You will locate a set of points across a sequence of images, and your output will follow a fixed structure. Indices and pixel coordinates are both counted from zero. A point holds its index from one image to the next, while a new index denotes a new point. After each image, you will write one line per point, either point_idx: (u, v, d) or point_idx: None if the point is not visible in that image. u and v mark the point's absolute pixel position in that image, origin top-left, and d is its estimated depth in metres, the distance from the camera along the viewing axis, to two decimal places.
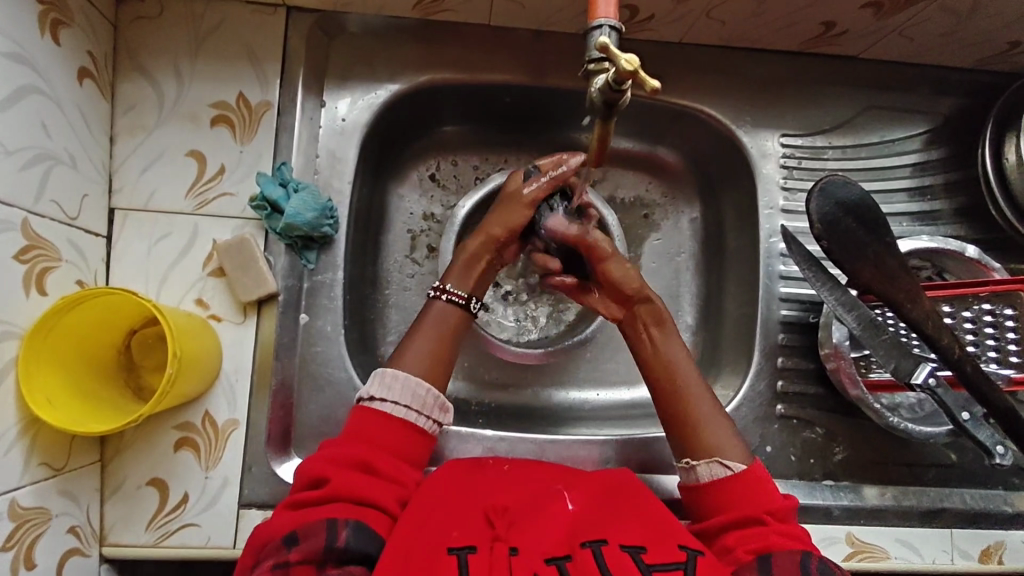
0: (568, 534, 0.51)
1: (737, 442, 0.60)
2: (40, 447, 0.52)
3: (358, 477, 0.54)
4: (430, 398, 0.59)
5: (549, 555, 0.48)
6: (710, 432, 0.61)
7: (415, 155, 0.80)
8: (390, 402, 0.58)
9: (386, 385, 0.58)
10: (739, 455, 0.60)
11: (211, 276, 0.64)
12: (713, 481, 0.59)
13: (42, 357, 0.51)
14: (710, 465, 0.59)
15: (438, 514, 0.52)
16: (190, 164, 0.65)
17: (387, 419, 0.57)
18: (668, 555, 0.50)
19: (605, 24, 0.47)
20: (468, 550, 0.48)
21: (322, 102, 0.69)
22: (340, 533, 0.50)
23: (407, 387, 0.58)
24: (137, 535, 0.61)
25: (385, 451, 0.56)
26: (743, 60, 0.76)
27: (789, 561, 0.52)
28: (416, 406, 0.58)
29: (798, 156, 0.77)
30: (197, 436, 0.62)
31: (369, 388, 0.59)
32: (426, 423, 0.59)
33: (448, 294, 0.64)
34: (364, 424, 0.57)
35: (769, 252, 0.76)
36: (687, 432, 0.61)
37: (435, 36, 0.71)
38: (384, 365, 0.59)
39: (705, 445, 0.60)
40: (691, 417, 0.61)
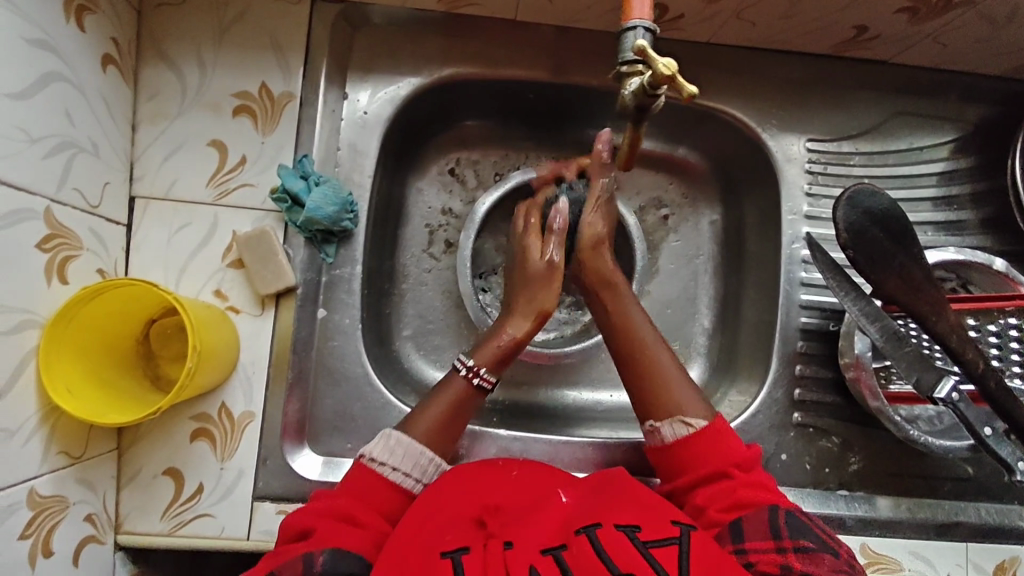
0: (561, 525, 0.51)
1: (697, 400, 0.61)
2: (59, 436, 0.52)
3: (338, 523, 0.53)
4: (429, 465, 0.60)
5: (544, 547, 0.48)
6: (667, 392, 0.61)
7: (435, 148, 0.80)
8: (389, 467, 0.58)
9: (390, 449, 0.58)
10: (700, 412, 0.60)
11: (230, 267, 0.63)
12: (677, 440, 0.59)
13: (62, 347, 0.51)
14: (673, 424, 0.59)
15: (433, 523, 0.52)
16: (211, 153, 0.64)
17: (381, 482, 0.57)
18: (663, 532, 0.48)
19: (640, 26, 0.46)
20: (463, 552, 0.47)
21: (345, 94, 0.68)
22: (318, 558, 0.48)
23: (410, 451, 0.59)
24: (152, 524, 0.61)
25: (367, 503, 0.55)
26: (771, 61, 0.75)
27: (759, 519, 0.50)
28: (415, 474, 0.59)
29: (824, 161, 0.76)
30: (214, 427, 0.62)
31: (370, 449, 0.58)
32: (420, 488, 0.59)
33: (479, 378, 0.63)
34: (360, 483, 0.56)
35: (791, 258, 0.75)
36: (648, 395, 0.62)
37: (459, 30, 0.70)
38: (389, 429, 0.59)
39: (669, 406, 0.60)
40: (658, 382, 0.62)
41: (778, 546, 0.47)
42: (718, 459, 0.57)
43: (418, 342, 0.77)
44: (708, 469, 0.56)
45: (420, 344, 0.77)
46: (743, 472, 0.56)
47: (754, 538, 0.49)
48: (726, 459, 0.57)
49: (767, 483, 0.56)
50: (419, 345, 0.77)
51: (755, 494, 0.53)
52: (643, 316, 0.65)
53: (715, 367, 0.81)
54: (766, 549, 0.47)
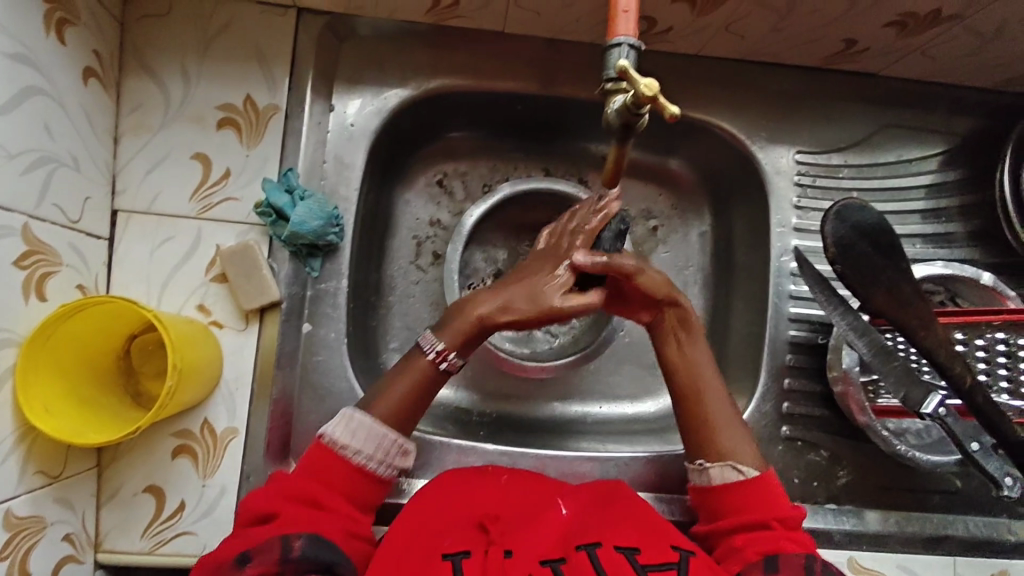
0: (563, 535, 0.52)
1: (751, 449, 0.60)
2: (37, 455, 0.51)
3: (303, 509, 0.53)
4: (393, 446, 0.57)
5: (543, 558, 0.49)
6: (721, 434, 0.60)
7: (423, 160, 0.79)
8: (352, 449, 0.56)
9: (351, 431, 0.56)
10: (753, 460, 0.59)
11: (213, 281, 0.63)
12: (726, 485, 0.58)
13: (38, 366, 0.50)
14: (722, 468, 0.59)
15: (435, 530, 0.52)
16: (195, 166, 0.64)
17: (345, 466, 0.55)
18: (662, 555, 0.50)
19: (624, 43, 0.46)
20: (463, 554, 0.48)
21: (331, 106, 0.68)
22: (294, 543, 0.48)
23: (371, 434, 0.56)
24: (132, 542, 0.60)
25: (330, 486, 0.55)
26: (759, 74, 0.75)
27: (795, 563, 0.52)
28: (378, 454, 0.56)
29: (812, 174, 0.76)
30: (195, 444, 0.62)
31: (332, 429, 0.56)
32: (387, 471, 0.57)
33: (447, 362, 0.59)
34: (324, 466, 0.55)
35: (779, 271, 0.75)
36: (702, 436, 0.61)
37: (447, 42, 0.70)
38: (351, 410, 0.56)
39: (722, 450, 0.59)
40: (712, 427, 0.60)
41: None
42: (765, 510, 0.56)
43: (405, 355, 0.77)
44: (752, 517, 0.56)
45: None
46: (786, 526, 0.56)
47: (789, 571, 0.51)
48: (771, 511, 0.56)
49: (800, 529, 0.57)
50: None
51: (797, 547, 0.54)
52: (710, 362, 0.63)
53: None
54: None
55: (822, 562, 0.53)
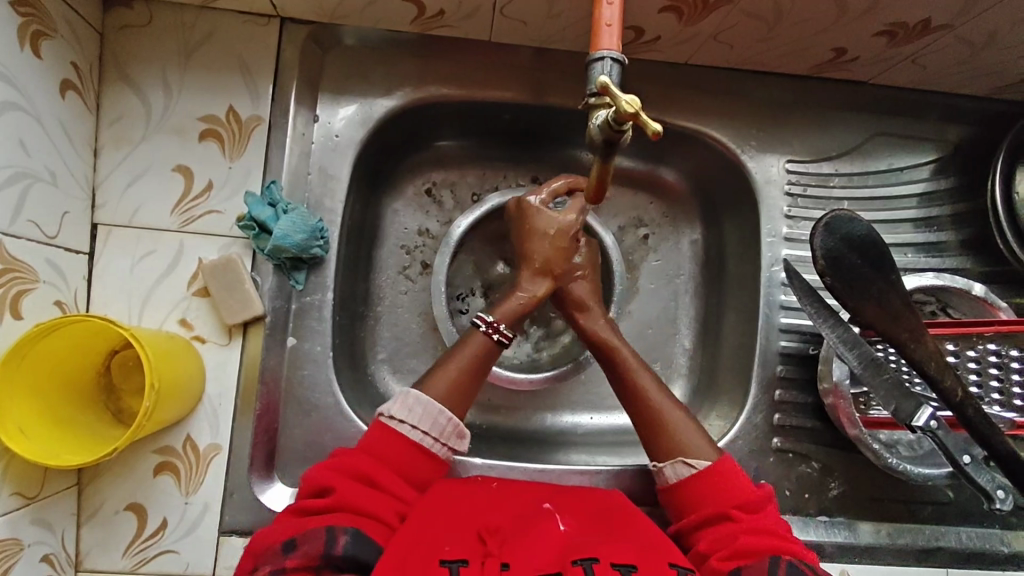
0: (563, 548, 0.50)
1: (704, 441, 0.61)
2: (13, 476, 0.50)
3: (358, 486, 0.55)
4: (450, 427, 0.60)
5: (540, 573, 0.47)
6: (669, 430, 0.62)
7: (411, 169, 0.79)
8: (409, 425, 0.59)
9: (408, 407, 0.59)
10: (704, 452, 0.60)
11: (196, 296, 0.62)
12: (681, 480, 0.59)
13: (13, 387, 0.49)
14: (675, 465, 0.60)
15: (432, 532, 0.51)
16: (177, 179, 0.63)
17: (404, 442, 0.58)
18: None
19: (607, 57, 0.46)
20: (461, 562, 0.47)
21: (315, 117, 0.67)
22: (339, 539, 0.50)
23: (427, 411, 0.59)
24: (114, 561, 0.59)
25: (388, 465, 0.57)
26: (749, 82, 0.74)
27: (755, 568, 0.51)
28: (434, 433, 0.59)
29: (803, 183, 0.75)
30: (177, 460, 0.61)
31: (389, 407, 0.59)
32: (440, 449, 0.59)
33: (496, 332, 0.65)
34: (383, 443, 0.58)
35: (770, 281, 0.74)
36: (652, 434, 0.62)
37: (434, 52, 0.69)
38: (410, 388, 0.60)
39: (674, 445, 0.61)
40: (659, 423, 0.62)
41: None
42: (724, 500, 0.57)
43: (393, 366, 0.76)
44: (711, 509, 0.57)
45: (395, 368, 0.76)
46: (746, 513, 0.56)
47: None
48: (728, 501, 0.56)
49: (772, 521, 0.55)
50: (394, 369, 0.76)
51: (757, 541, 0.53)
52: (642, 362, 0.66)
53: (695, 389, 0.80)
54: None
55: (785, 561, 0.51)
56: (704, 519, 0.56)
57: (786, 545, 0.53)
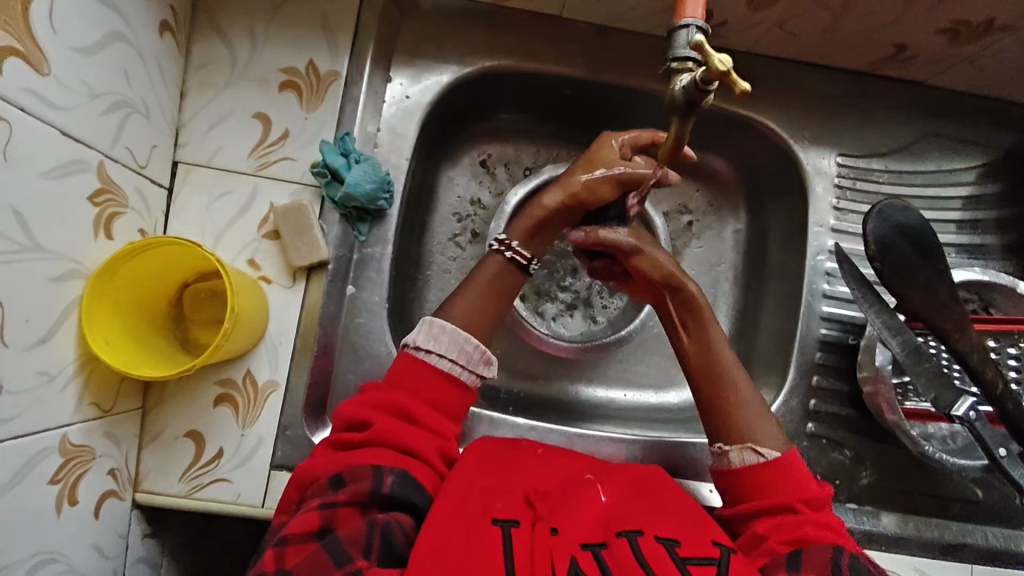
0: (604, 520, 0.54)
1: (774, 430, 0.60)
2: (93, 387, 0.52)
3: (396, 420, 0.55)
4: (476, 353, 0.60)
5: (585, 542, 0.51)
6: (743, 416, 0.61)
7: (469, 138, 0.82)
8: (435, 354, 0.59)
9: (433, 336, 0.59)
10: (773, 442, 0.59)
11: (266, 238, 0.64)
12: (745, 466, 0.59)
13: (101, 300, 0.52)
14: (742, 450, 0.59)
15: (485, 484, 0.55)
16: (255, 125, 0.66)
17: (429, 369, 0.58)
18: (702, 550, 0.51)
19: (693, 24, 0.47)
20: (512, 524, 0.51)
21: (389, 78, 0.70)
22: (386, 480, 0.51)
23: (453, 338, 0.59)
24: (171, 485, 0.62)
25: (421, 396, 0.57)
26: (806, 75, 0.76)
27: (820, 556, 0.51)
28: (461, 360, 0.59)
29: (852, 177, 0.77)
30: (237, 393, 0.63)
31: (415, 337, 0.60)
32: (469, 377, 0.59)
33: (512, 251, 0.65)
34: (412, 374, 0.58)
35: (815, 270, 0.75)
36: (721, 418, 0.61)
37: (505, 25, 0.72)
38: (431, 317, 0.60)
39: (745, 432, 0.60)
40: (732, 407, 0.61)
41: None
42: (790, 492, 0.57)
43: None
44: (777, 499, 0.56)
45: None
46: (811, 508, 0.56)
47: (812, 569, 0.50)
48: (796, 494, 0.56)
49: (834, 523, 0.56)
50: None
51: (823, 534, 0.53)
52: (722, 338, 0.65)
53: None
54: None
55: (849, 557, 0.51)
56: (768, 507, 0.56)
57: (842, 541, 0.54)
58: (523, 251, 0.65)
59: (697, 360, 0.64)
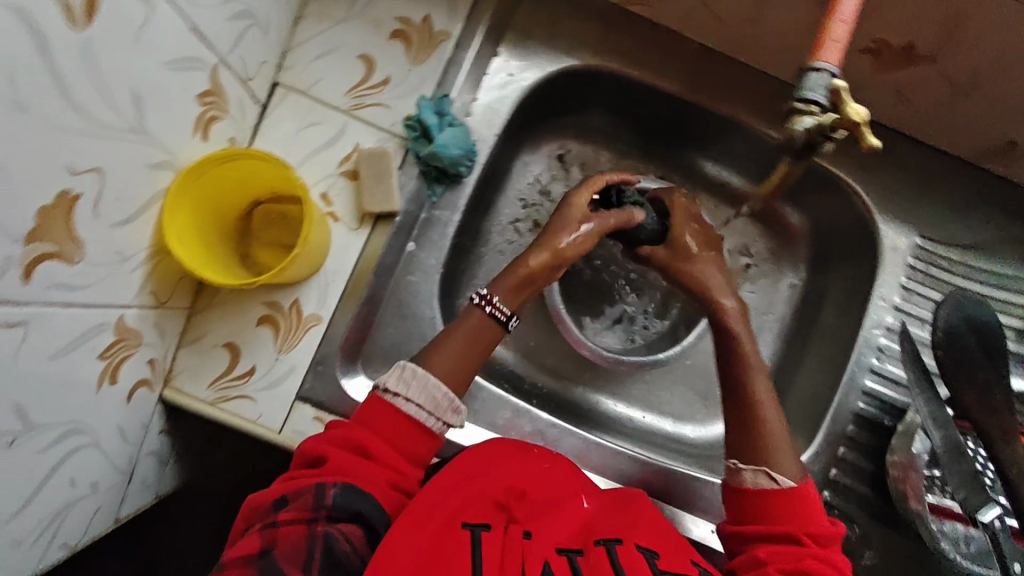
0: (582, 529, 0.55)
1: (791, 457, 0.59)
2: (155, 278, 0.53)
3: (352, 456, 0.53)
4: (445, 402, 0.57)
5: (560, 547, 0.51)
6: (765, 437, 0.60)
7: (554, 129, 0.82)
8: (403, 398, 0.56)
9: (404, 380, 0.56)
10: (791, 471, 0.58)
11: (343, 175, 0.65)
12: (757, 489, 0.58)
13: (186, 197, 0.53)
14: (756, 472, 0.58)
15: (461, 487, 0.54)
16: (359, 66, 0.66)
17: (397, 416, 0.55)
18: (682, 566, 0.53)
19: (826, 69, 0.46)
20: (483, 527, 0.50)
21: (497, 52, 0.70)
22: (328, 490, 0.49)
23: (425, 384, 0.56)
24: (198, 389, 0.63)
25: (383, 433, 0.55)
26: (905, 148, 0.75)
27: None
28: (428, 408, 0.56)
29: (925, 261, 0.75)
30: (280, 317, 0.64)
31: (386, 379, 0.57)
32: (434, 424, 0.56)
33: (491, 306, 0.63)
34: (377, 415, 0.55)
35: (866, 342, 0.73)
36: (745, 438, 0.61)
37: (621, 26, 0.72)
38: (404, 360, 0.57)
39: (762, 454, 0.59)
40: (759, 428, 0.61)
41: None
42: (798, 523, 0.55)
43: None
44: (785, 528, 0.55)
45: None
46: (817, 543, 0.55)
47: None
48: (805, 526, 0.55)
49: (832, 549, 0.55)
50: None
51: (821, 570, 0.53)
52: (760, 366, 0.65)
53: None
54: None
55: None
56: (776, 534, 0.55)
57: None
58: (501, 307, 0.63)
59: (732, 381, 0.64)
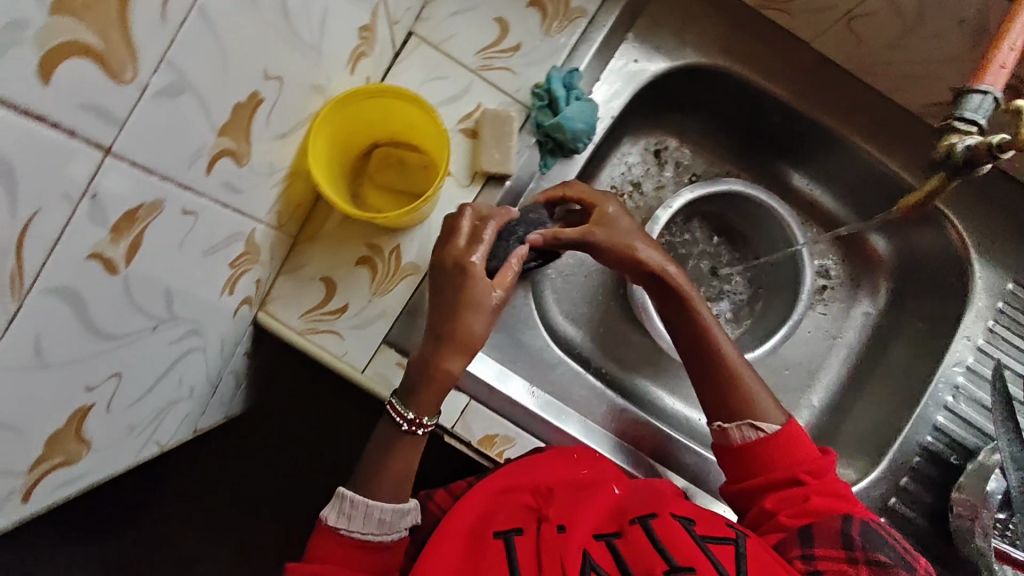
0: (618, 510, 0.55)
1: (772, 403, 0.61)
2: (282, 199, 0.54)
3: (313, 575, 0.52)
4: (395, 512, 0.57)
5: (598, 533, 0.52)
6: (744, 393, 0.61)
7: (658, 122, 0.82)
8: (347, 529, 0.56)
9: (345, 511, 0.56)
10: (774, 416, 0.60)
11: (462, 132, 0.66)
12: (746, 443, 0.60)
13: (327, 125, 0.54)
14: (741, 426, 0.60)
15: (492, 504, 0.57)
16: (493, 28, 0.66)
17: (347, 540, 0.55)
18: (718, 531, 0.51)
19: (989, 92, 0.47)
20: (514, 532, 0.53)
21: (625, 38, 0.72)
22: None
23: (366, 512, 0.56)
24: (290, 318, 0.64)
25: (338, 562, 0.54)
26: (1007, 193, 0.75)
27: (831, 530, 0.52)
28: (375, 529, 0.56)
29: (1018, 307, 0.74)
30: (379, 261, 0.65)
31: (329, 515, 0.56)
32: (387, 541, 0.56)
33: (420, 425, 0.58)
34: (327, 550, 0.55)
35: (945, 378, 0.73)
36: (726, 396, 0.62)
37: (748, 31, 0.73)
38: (343, 488, 0.57)
39: (747, 408, 0.61)
40: (734, 385, 0.61)
41: (848, 557, 0.50)
42: (791, 464, 0.58)
43: (556, 285, 0.80)
44: (781, 473, 0.57)
45: (557, 287, 0.80)
46: (814, 479, 0.57)
47: (825, 547, 0.52)
48: (799, 465, 0.57)
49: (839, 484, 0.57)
50: (556, 288, 0.80)
51: (828, 504, 0.54)
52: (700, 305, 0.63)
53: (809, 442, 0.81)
54: (837, 560, 0.50)
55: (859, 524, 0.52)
56: (772, 481, 0.57)
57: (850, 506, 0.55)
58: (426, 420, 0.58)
59: (692, 340, 0.64)
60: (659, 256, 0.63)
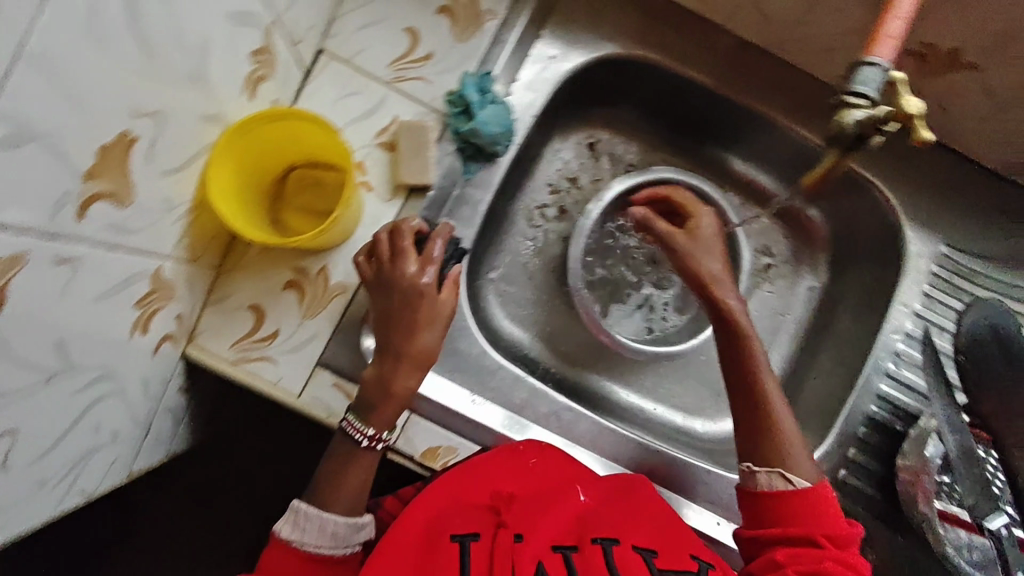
0: (576, 524, 0.55)
1: (803, 450, 0.58)
2: (192, 231, 0.53)
3: None
4: (349, 524, 0.57)
5: (555, 544, 0.52)
6: (791, 444, 0.58)
7: (586, 117, 0.82)
8: (303, 541, 0.55)
9: (302, 526, 0.56)
10: (806, 472, 0.56)
11: (380, 146, 0.65)
12: (772, 492, 0.56)
13: (229, 154, 0.53)
14: (770, 475, 0.56)
15: (449, 510, 0.57)
16: (403, 39, 0.65)
17: (301, 554, 0.55)
18: (680, 562, 0.52)
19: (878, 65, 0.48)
20: (471, 537, 0.52)
21: (538, 36, 0.71)
22: None
23: (320, 525, 0.56)
24: (221, 349, 0.63)
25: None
26: (934, 158, 0.76)
27: None
28: (330, 543, 0.56)
29: (949, 270, 0.75)
30: (306, 284, 0.64)
31: (283, 530, 0.56)
32: (344, 552, 0.56)
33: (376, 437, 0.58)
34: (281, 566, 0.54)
35: (884, 347, 0.74)
36: (763, 439, 0.58)
37: (661, 20, 0.73)
38: (296, 502, 0.57)
39: (776, 456, 0.57)
40: (770, 426, 0.59)
41: None
42: (813, 523, 0.53)
43: (499, 288, 0.80)
44: (799, 530, 0.53)
45: (500, 291, 0.80)
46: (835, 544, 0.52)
47: None
48: (822, 527, 0.53)
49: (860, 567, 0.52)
50: (499, 291, 0.80)
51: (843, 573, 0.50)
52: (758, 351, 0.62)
53: None
54: None
55: None
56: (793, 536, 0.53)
57: None
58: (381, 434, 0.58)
59: (743, 378, 0.61)
60: (725, 283, 0.66)
